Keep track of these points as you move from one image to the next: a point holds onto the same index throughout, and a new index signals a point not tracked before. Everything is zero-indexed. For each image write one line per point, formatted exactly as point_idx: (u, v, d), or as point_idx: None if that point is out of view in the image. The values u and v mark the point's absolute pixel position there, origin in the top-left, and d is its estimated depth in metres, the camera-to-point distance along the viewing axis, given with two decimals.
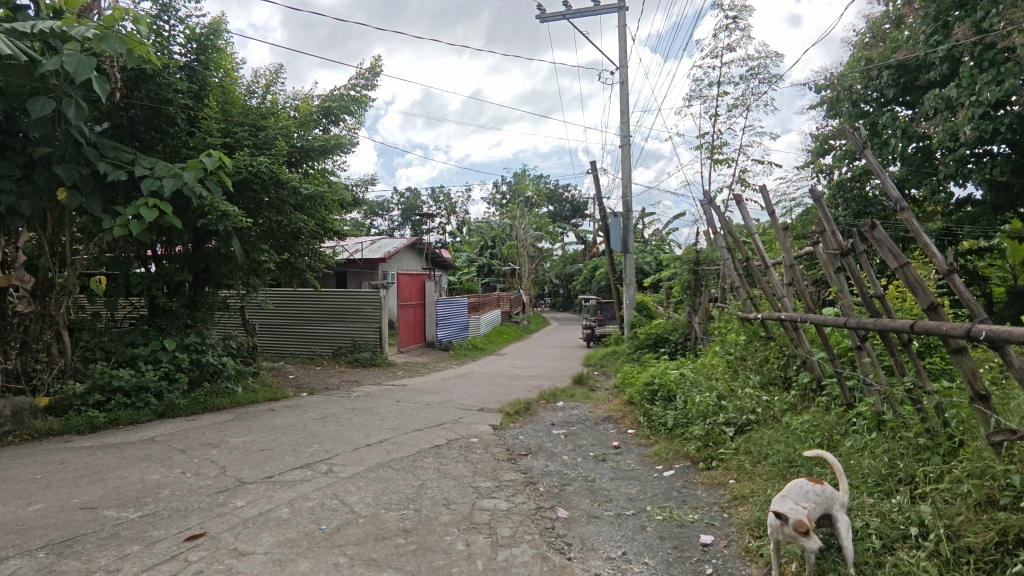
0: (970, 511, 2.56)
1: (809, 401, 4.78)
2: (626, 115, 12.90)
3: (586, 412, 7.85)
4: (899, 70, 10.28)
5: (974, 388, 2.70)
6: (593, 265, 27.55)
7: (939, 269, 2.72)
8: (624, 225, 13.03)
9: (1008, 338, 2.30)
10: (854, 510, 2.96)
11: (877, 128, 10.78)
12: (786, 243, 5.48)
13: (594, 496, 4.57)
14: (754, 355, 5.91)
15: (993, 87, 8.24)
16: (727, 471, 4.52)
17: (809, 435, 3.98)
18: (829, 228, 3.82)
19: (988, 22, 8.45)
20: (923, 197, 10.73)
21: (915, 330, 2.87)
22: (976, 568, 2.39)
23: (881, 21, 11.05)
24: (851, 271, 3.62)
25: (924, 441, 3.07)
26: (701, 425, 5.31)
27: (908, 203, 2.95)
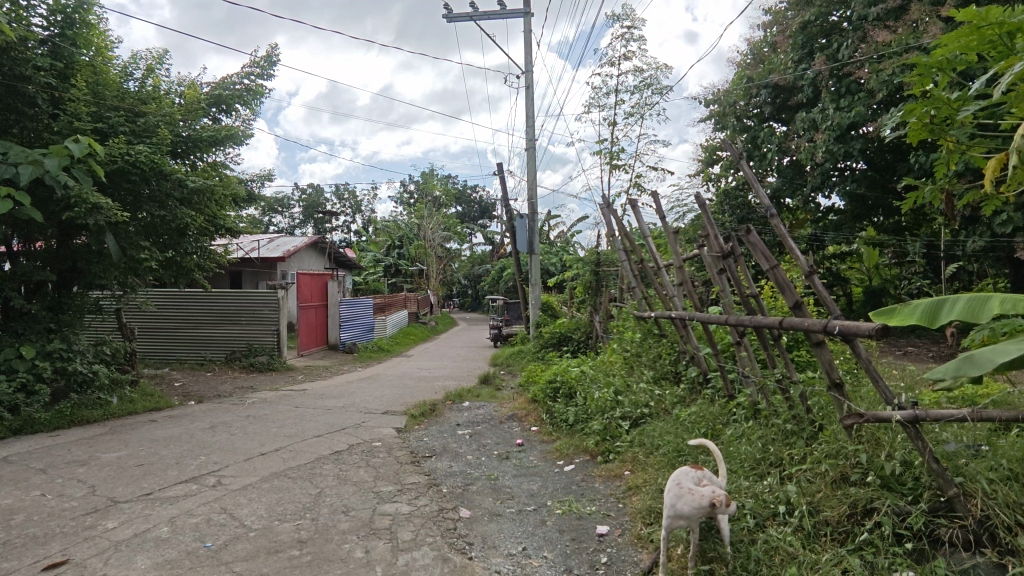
0: (828, 488, 2.84)
1: (696, 394, 5.11)
2: (531, 119, 13.16)
3: (491, 411, 7.90)
4: (775, 90, 11.27)
5: (830, 377, 3.00)
6: (500, 266, 27.84)
7: (802, 269, 2.99)
8: (530, 227, 13.26)
9: (857, 333, 2.58)
10: (733, 492, 3.20)
11: (757, 142, 11.73)
12: (676, 247, 5.83)
13: (496, 494, 4.61)
14: (647, 352, 6.24)
15: (847, 112, 9.30)
16: (623, 463, 4.74)
17: (695, 426, 4.27)
18: (713, 232, 4.11)
19: (846, 52, 9.49)
20: (796, 206, 11.84)
21: (783, 326, 3.15)
22: (832, 539, 2.67)
23: (760, 44, 12.08)
24: (732, 273, 3.92)
25: (791, 426, 3.38)
26: (599, 420, 5.54)
27: (777, 210, 3.22)
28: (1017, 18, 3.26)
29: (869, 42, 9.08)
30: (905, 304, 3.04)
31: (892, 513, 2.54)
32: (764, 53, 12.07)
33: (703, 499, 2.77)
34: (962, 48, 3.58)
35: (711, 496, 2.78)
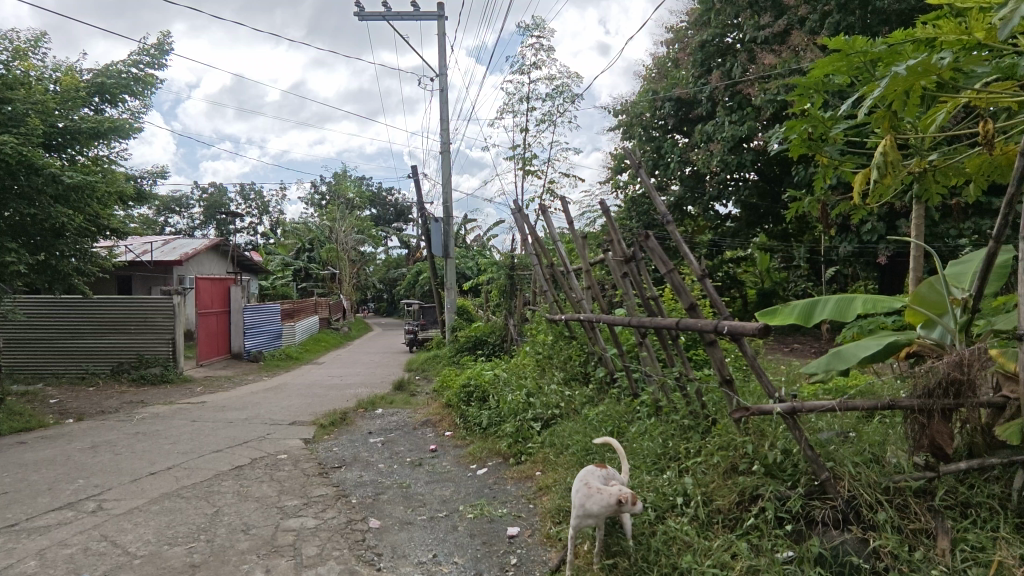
0: (720, 478, 3.03)
1: (604, 393, 5.30)
2: (446, 122, 13.09)
3: (405, 417, 7.76)
4: (677, 103, 11.81)
5: (721, 374, 3.22)
6: (416, 270, 27.46)
7: (695, 272, 3.18)
8: (445, 231, 13.16)
9: (743, 331, 2.78)
10: (635, 487, 3.34)
11: (662, 152, 12.33)
12: (584, 251, 6.02)
13: (408, 502, 4.53)
14: (558, 354, 6.38)
15: (740, 125, 10.01)
16: (534, 464, 4.82)
17: (602, 424, 4.42)
18: (617, 238, 4.30)
19: (739, 71, 10.26)
20: (697, 213, 12.57)
21: (680, 327, 3.33)
22: (723, 525, 2.85)
23: (663, 60, 12.78)
24: (633, 276, 4.11)
25: (688, 421, 3.58)
26: (511, 422, 5.60)
27: (672, 217, 3.41)
28: (877, 48, 3.64)
29: (759, 63, 9.84)
30: (785, 305, 3.30)
31: (774, 498, 2.74)
32: (667, 68, 12.77)
33: (610, 497, 2.84)
34: (833, 72, 3.93)
35: (617, 493, 2.85)
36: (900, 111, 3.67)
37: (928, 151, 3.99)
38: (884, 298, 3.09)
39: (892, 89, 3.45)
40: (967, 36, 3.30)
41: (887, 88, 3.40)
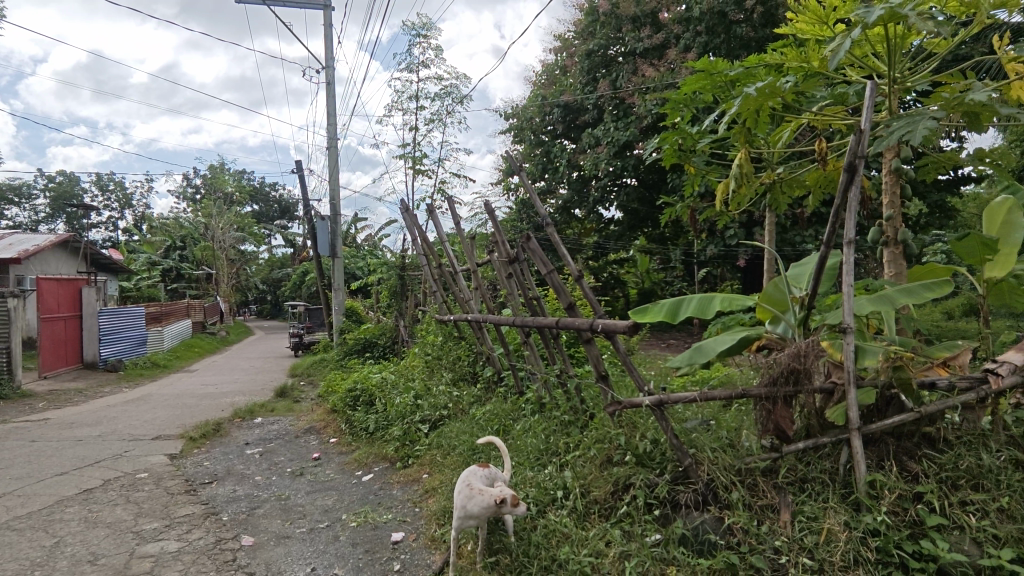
0: (596, 469, 3.17)
1: (491, 392, 5.37)
2: (333, 115, 12.57)
3: (286, 426, 7.35)
4: (565, 110, 12.27)
5: (598, 370, 3.38)
6: (303, 270, 26.18)
7: (572, 273, 3.32)
8: (332, 230, 12.61)
9: (616, 329, 2.93)
10: (518, 484, 3.40)
11: (551, 156, 12.72)
12: (472, 251, 6.05)
13: (286, 515, 4.28)
14: (447, 354, 6.35)
15: (622, 132, 10.57)
16: (420, 467, 4.76)
17: (489, 423, 4.47)
18: (501, 239, 4.38)
19: (621, 82, 10.84)
20: (583, 216, 13.08)
21: (559, 325, 3.45)
22: (599, 515, 2.98)
23: (552, 67, 13.21)
24: (517, 276, 4.21)
25: (568, 417, 3.74)
26: (399, 425, 5.51)
27: (552, 220, 3.53)
28: (735, 70, 4.01)
29: (639, 76, 10.46)
30: (654, 303, 3.52)
31: (644, 485, 2.92)
32: (556, 75, 13.22)
33: (491, 498, 2.87)
34: (700, 90, 4.27)
35: (496, 494, 2.86)
36: (753, 127, 4.05)
37: (777, 165, 4.45)
38: (738, 297, 3.39)
39: (745, 107, 3.81)
40: (806, 64, 3.72)
41: (741, 106, 3.75)
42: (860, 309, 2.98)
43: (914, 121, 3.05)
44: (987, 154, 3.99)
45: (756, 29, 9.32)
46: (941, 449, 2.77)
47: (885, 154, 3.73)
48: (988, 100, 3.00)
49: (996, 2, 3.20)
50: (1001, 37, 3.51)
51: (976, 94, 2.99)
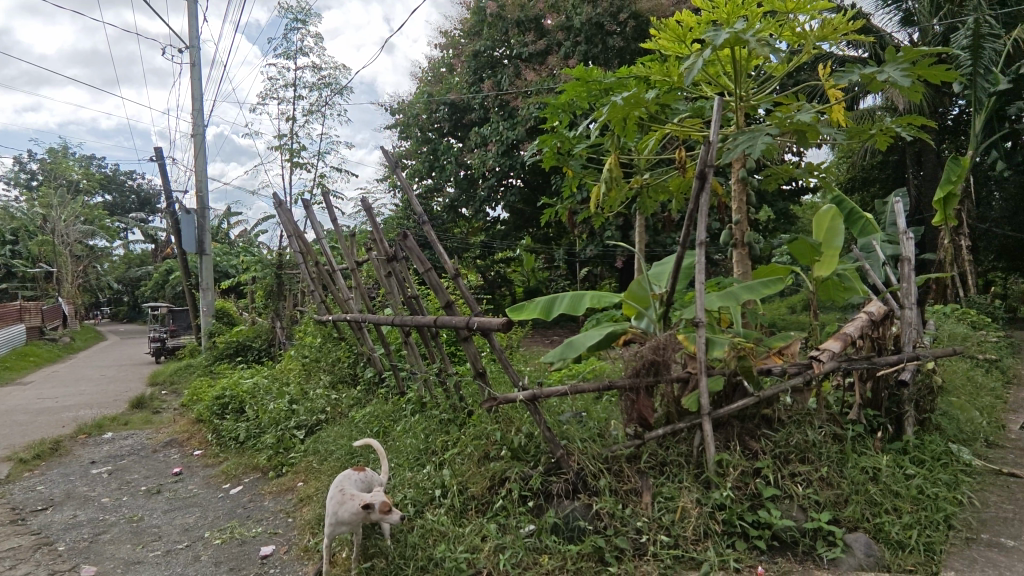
0: (474, 465, 3.20)
1: (372, 394, 5.24)
2: (199, 99, 11.56)
3: (142, 440, 6.65)
4: (452, 108, 12.25)
5: (476, 367, 3.43)
6: (166, 268, 23.85)
7: (448, 271, 3.38)
8: (199, 223, 11.57)
9: (491, 326, 2.98)
10: (396, 486, 3.34)
11: (438, 154, 12.63)
12: (352, 249, 5.85)
13: (137, 538, 3.88)
14: (326, 356, 6.06)
15: (507, 133, 10.75)
16: (295, 475, 4.52)
17: (368, 426, 4.36)
18: (379, 238, 4.29)
19: (506, 83, 11.03)
20: (470, 215, 13.13)
21: (437, 323, 3.45)
22: (476, 511, 3.01)
23: (438, 65, 13.13)
24: (396, 275, 4.15)
25: (447, 415, 3.75)
26: (272, 433, 5.20)
27: (428, 218, 3.59)
28: (607, 79, 4.23)
29: (524, 79, 10.71)
30: (530, 300, 3.64)
31: (519, 478, 3.00)
32: (442, 73, 13.16)
33: (359, 503, 2.80)
34: (576, 96, 4.46)
35: (365, 499, 2.80)
36: (623, 135, 4.30)
37: (645, 171, 4.77)
38: (606, 294, 3.59)
39: (615, 115, 4.04)
40: (668, 78, 3.99)
41: (610, 114, 3.99)
42: (711, 305, 3.28)
43: (754, 137, 3.41)
44: (816, 168, 4.55)
45: (630, 42, 9.93)
46: (776, 428, 3.11)
47: (734, 164, 4.12)
48: (812, 120, 3.42)
49: (820, 35, 3.65)
50: (826, 65, 4.00)
51: (804, 115, 3.40)
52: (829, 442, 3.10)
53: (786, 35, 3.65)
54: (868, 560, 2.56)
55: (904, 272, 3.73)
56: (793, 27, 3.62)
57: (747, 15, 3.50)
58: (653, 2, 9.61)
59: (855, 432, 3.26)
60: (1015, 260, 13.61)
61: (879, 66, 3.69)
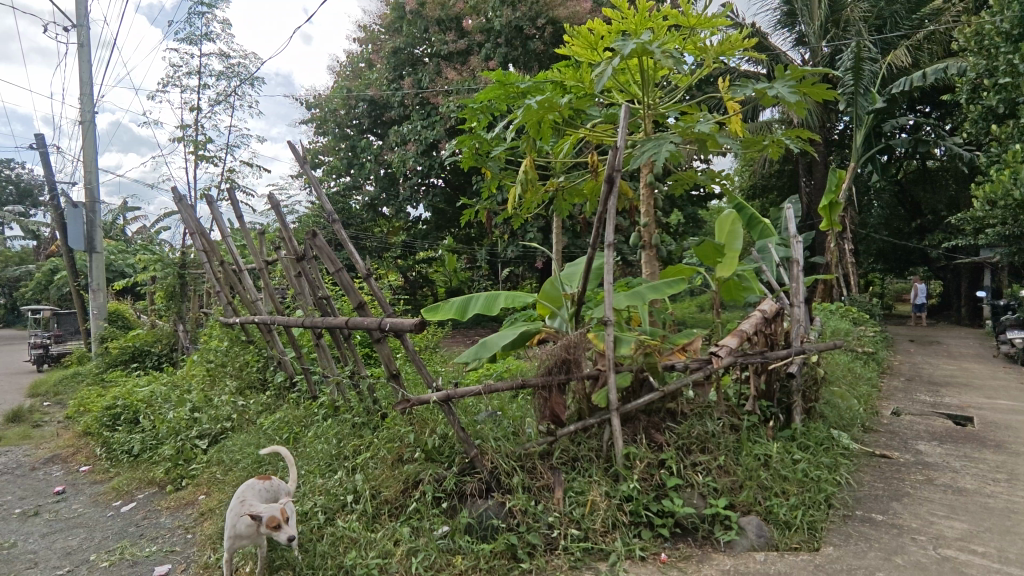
0: (388, 469, 3.13)
1: (283, 399, 5.02)
2: (88, 83, 10.59)
3: (18, 457, 6.00)
4: (371, 105, 11.95)
5: (389, 369, 3.39)
6: (50, 268, 21.63)
7: (360, 271, 3.33)
8: (87, 219, 10.56)
9: (403, 328, 2.95)
10: (306, 493, 3.22)
11: (356, 152, 12.30)
12: (261, 247, 5.55)
13: (9, 567, 3.50)
14: (233, 360, 5.69)
15: (427, 132, 10.61)
16: (196, 488, 4.24)
17: (277, 432, 4.17)
18: (287, 237, 4.12)
19: (427, 82, 10.91)
20: (391, 215, 12.87)
21: (349, 325, 3.36)
22: (389, 515, 2.95)
23: (356, 59, 12.76)
24: (306, 275, 3.99)
25: (361, 419, 3.66)
26: (170, 444, 4.85)
27: (338, 216, 3.52)
28: (524, 84, 4.30)
29: (445, 78, 10.62)
30: (445, 301, 3.64)
31: (433, 480, 2.98)
32: (361, 68, 12.82)
33: (248, 517, 2.66)
34: (494, 99, 4.49)
35: (253, 514, 2.66)
36: (538, 137, 4.39)
37: (560, 174, 4.89)
38: (520, 294, 3.64)
39: (530, 118, 4.11)
40: (580, 84, 4.11)
41: (525, 116, 4.06)
42: (619, 304, 3.40)
43: (660, 144, 3.58)
44: (718, 175, 4.82)
45: (548, 46, 10.11)
46: (679, 421, 3.28)
47: (643, 169, 4.29)
48: (711, 131, 3.64)
49: (719, 50, 3.88)
50: (726, 79, 4.25)
51: (704, 125, 3.60)
52: (726, 432, 3.31)
53: (690, 48, 3.85)
54: (759, 541, 2.76)
55: (795, 274, 4.05)
56: (696, 41, 3.82)
57: (654, 27, 3.67)
58: (570, 9, 9.84)
59: (750, 421, 3.50)
60: (891, 262, 15.09)
61: (771, 82, 3.97)
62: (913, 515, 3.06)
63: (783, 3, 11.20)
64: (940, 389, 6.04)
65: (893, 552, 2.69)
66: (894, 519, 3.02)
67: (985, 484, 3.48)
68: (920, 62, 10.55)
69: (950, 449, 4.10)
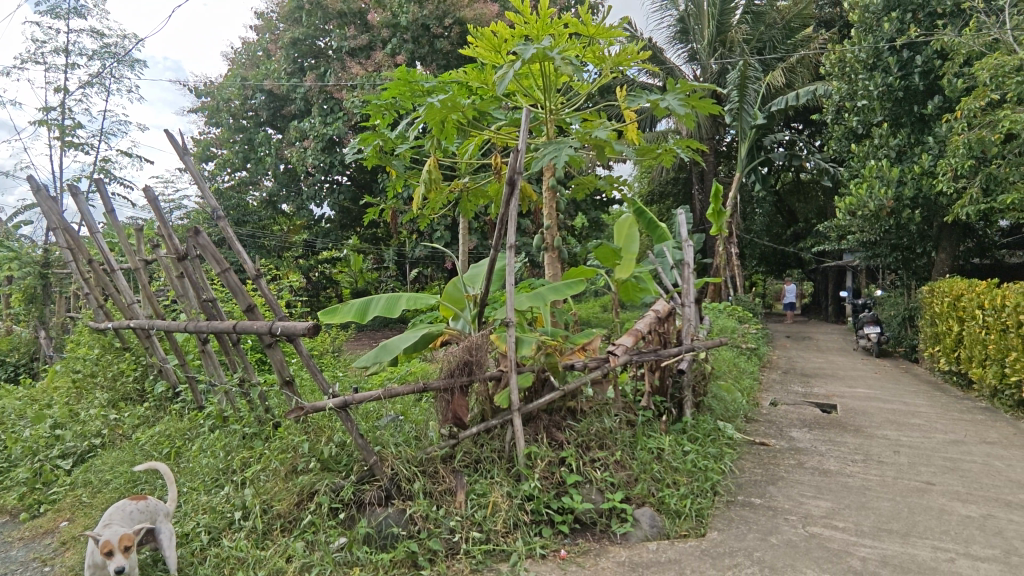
0: (280, 482, 2.96)
1: (164, 411, 4.63)
2: None
3: None
4: (269, 97, 11.33)
5: (282, 375, 3.20)
6: None
7: (249, 272, 3.13)
8: None
9: (296, 332, 2.80)
10: (188, 513, 2.97)
11: (253, 145, 11.57)
12: (140, 244, 5.06)
13: None
14: (105, 370, 5.15)
15: (331, 126, 10.20)
16: (57, 514, 3.75)
17: (157, 447, 3.82)
18: (167, 234, 3.78)
19: (330, 76, 10.52)
20: (290, 213, 12.23)
21: (237, 329, 3.13)
22: (281, 531, 2.78)
23: (254, 48, 12.07)
24: (188, 276, 3.68)
25: (251, 429, 3.44)
26: (26, 466, 4.28)
27: (225, 214, 3.28)
28: (429, 82, 4.21)
29: (349, 72, 10.30)
30: (342, 303, 3.51)
31: (329, 491, 2.85)
32: (258, 57, 12.12)
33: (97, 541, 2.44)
34: (398, 96, 4.37)
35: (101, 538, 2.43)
36: (442, 137, 4.35)
37: (465, 175, 4.87)
38: (423, 296, 3.58)
39: (433, 117, 4.07)
40: (484, 85, 4.12)
41: (428, 115, 4.00)
42: (520, 305, 3.43)
43: (560, 148, 3.66)
44: (617, 180, 5.01)
45: (455, 47, 10.08)
46: (579, 418, 3.37)
47: (545, 173, 4.37)
48: (608, 137, 3.76)
49: (616, 61, 4.03)
50: (623, 89, 4.41)
51: (602, 131, 3.73)
52: (623, 428, 3.45)
53: (590, 56, 3.97)
54: (652, 531, 2.89)
55: (686, 276, 4.30)
56: (595, 51, 3.95)
57: (554, 34, 3.74)
58: (476, 11, 9.87)
59: (645, 417, 3.66)
60: (772, 266, 16.43)
61: (663, 94, 4.18)
62: (786, 497, 3.34)
63: (677, 21, 11.89)
64: (810, 380, 6.66)
65: (769, 533, 2.92)
66: (770, 502, 3.28)
67: (845, 465, 3.87)
68: (793, 83, 11.61)
69: (818, 434, 4.52)
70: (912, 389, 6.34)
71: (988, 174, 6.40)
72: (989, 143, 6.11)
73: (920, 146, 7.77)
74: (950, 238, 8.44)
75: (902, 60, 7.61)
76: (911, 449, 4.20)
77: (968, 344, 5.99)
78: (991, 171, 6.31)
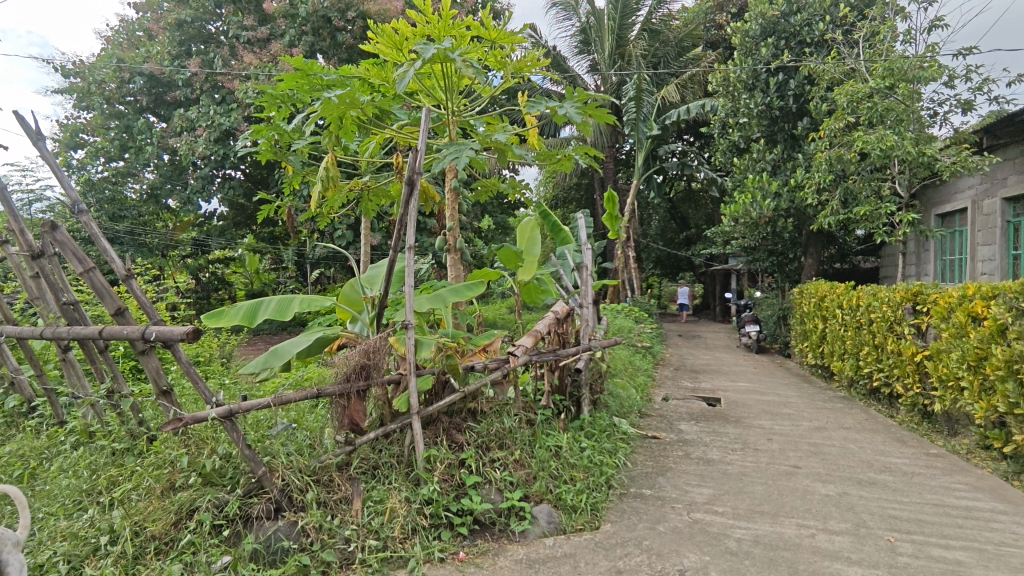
0: (155, 500, 2.72)
1: (16, 428, 4.10)
2: None
3: None
4: (150, 81, 10.24)
5: (157, 384, 2.94)
6: None
7: (118, 272, 2.85)
8: None
9: (171, 338, 2.57)
10: (43, 540, 2.64)
11: (132, 133, 10.44)
12: None
13: None
14: None
15: (223, 117, 9.55)
16: None
17: (6, 469, 3.38)
18: (16, 228, 3.36)
19: (222, 63, 9.87)
20: (176, 208, 11.30)
21: (102, 335, 2.84)
22: (156, 554, 2.56)
23: (132, 27, 11.09)
24: (43, 276, 3.29)
25: (122, 445, 3.15)
26: None
27: (87, 208, 2.98)
28: (327, 76, 4.03)
29: (241, 61, 9.76)
30: (229, 306, 3.28)
31: (211, 507, 2.66)
32: (137, 38, 11.14)
33: None
34: (294, 90, 4.16)
35: None
36: (341, 133, 4.21)
37: (367, 173, 4.76)
38: (317, 298, 3.44)
39: (330, 111, 3.92)
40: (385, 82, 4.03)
41: (325, 110, 3.85)
42: (420, 306, 3.39)
43: (460, 149, 3.65)
44: (519, 183, 5.08)
45: (357, 42, 9.83)
46: (479, 419, 3.39)
47: (447, 174, 4.35)
48: (508, 141, 3.81)
49: (516, 66, 4.08)
50: (524, 94, 4.47)
51: (501, 135, 3.77)
52: (522, 427, 3.52)
53: (492, 60, 3.99)
54: (549, 527, 2.95)
55: (584, 278, 4.45)
56: (497, 55, 3.97)
57: (455, 35, 3.73)
58: (380, 6, 9.61)
59: (544, 415, 3.76)
60: (666, 268, 17.42)
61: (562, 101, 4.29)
62: (673, 486, 3.55)
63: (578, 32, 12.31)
64: (699, 376, 7.13)
65: (657, 521, 3.09)
66: (659, 492, 3.47)
67: (726, 454, 4.18)
68: (684, 98, 12.40)
69: (704, 426, 4.84)
70: (785, 382, 6.96)
71: (846, 189, 7.18)
72: (847, 161, 6.88)
73: (792, 161, 8.57)
74: (817, 245, 9.38)
75: (778, 82, 8.36)
76: (782, 436, 4.61)
77: (831, 340, 6.68)
78: (849, 185, 7.08)
